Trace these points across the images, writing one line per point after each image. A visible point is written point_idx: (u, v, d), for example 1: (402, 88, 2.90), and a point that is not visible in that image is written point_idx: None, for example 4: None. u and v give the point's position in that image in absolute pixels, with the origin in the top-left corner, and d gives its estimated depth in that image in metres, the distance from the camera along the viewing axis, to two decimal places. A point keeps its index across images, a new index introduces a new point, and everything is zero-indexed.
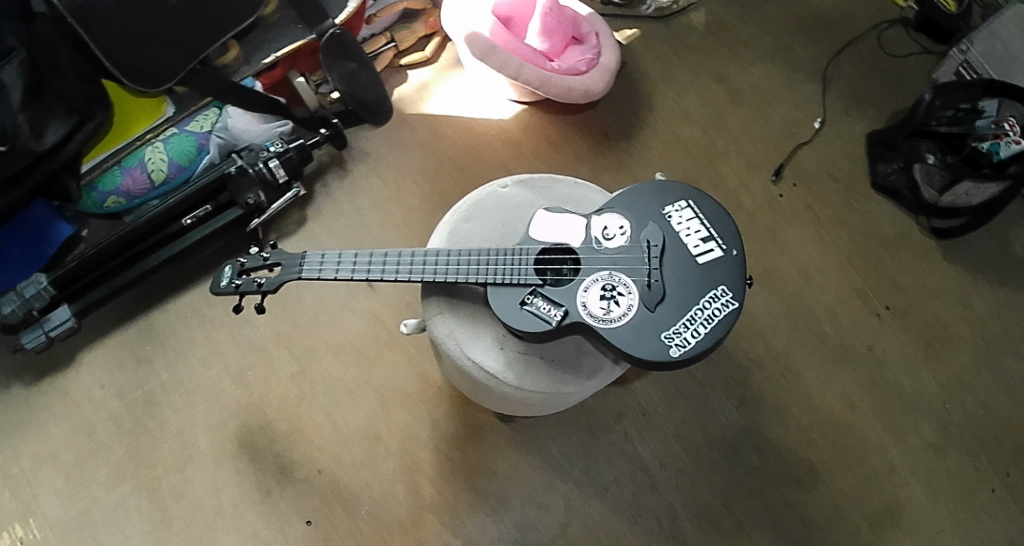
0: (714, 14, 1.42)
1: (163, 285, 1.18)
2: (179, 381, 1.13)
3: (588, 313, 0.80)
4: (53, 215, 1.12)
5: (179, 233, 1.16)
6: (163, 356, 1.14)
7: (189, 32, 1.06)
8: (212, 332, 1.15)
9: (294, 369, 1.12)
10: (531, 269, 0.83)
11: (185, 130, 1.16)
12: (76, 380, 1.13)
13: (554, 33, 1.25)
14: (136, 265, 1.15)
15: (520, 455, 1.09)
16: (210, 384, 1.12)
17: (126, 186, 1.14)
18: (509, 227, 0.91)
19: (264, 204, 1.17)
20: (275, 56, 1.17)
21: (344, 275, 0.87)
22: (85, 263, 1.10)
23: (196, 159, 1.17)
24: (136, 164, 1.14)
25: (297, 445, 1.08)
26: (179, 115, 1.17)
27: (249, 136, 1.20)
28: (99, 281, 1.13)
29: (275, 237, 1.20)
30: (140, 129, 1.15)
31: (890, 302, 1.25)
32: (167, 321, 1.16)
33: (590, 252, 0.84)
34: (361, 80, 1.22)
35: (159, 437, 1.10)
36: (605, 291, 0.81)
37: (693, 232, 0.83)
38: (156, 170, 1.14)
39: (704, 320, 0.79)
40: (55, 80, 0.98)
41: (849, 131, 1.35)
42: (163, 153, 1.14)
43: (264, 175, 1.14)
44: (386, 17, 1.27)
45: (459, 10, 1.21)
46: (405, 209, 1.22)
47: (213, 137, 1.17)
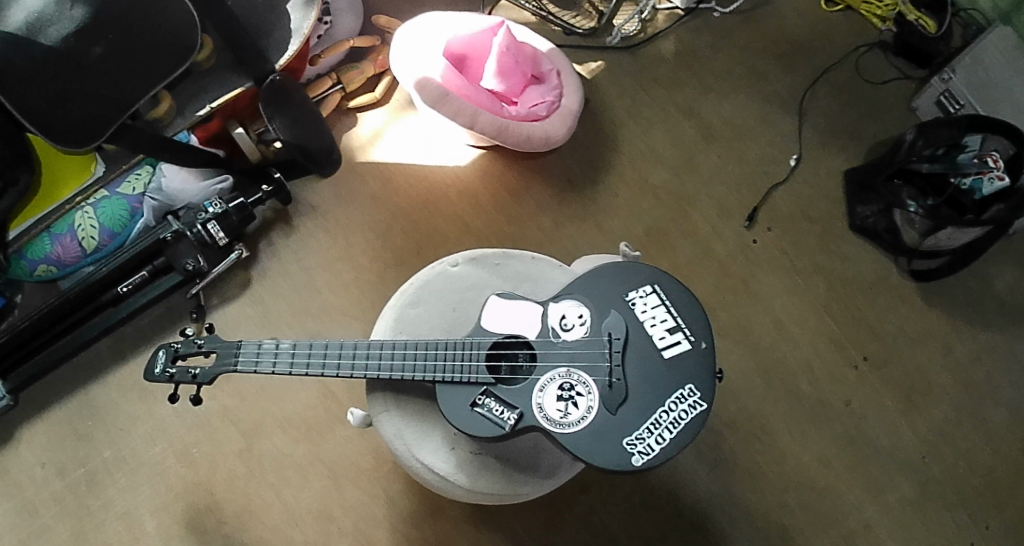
0: (684, 43, 1.35)
1: (103, 354, 1.11)
2: (122, 458, 1.06)
3: (543, 416, 0.76)
4: None
5: (114, 301, 1.08)
6: (105, 432, 1.08)
7: (116, 85, 0.92)
8: (155, 404, 1.08)
9: (242, 445, 1.05)
10: (482, 366, 0.79)
11: (116, 193, 1.10)
12: (13, 459, 1.07)
13: (511, 73, 1.18)
14: (72, 336, 1.07)
15: (483, 531, 1.04)
16: (155, 462, 1.06)
17: (55, 255, 1.08)
18: (460, 311, 0.85)
19: (205, 267, 1.08)
20: (210, 108, 1.08)
21: (282, 370, 0.81)
22: (13, 338, 1.03)
23: (130, 223, 1.10)
24: (66, 231, 1.08)
25: (247, 528, 1.02)
26: (110, 174, 1.11)
27: (186, 196, 1.12)
28: (30, 354, 1.06)
29: (218, 301, 1.13)
30: (68, 191, 1.09)
31: (867, 351, 1.20)
32: (108, 393, 1.10)
33: (547, 346, 0.80)
34: (306, 127, 1.12)
35: (101, 521, 1.04)
36: (562, 391, 0.77)
37: (658, 325, 0.81)
38: (87, 237, 1.08)
39: (669, 424, 0.77)
40: None
41: (824, 167, 1.29)
42: (93, 218, 1.08)
43: (203, 238, 1.07)
44: (332, 57, 1.19)
45: (407, 51, 1.12)
46: (357, 268, 1.15)
47: (147, 199, 1.10)
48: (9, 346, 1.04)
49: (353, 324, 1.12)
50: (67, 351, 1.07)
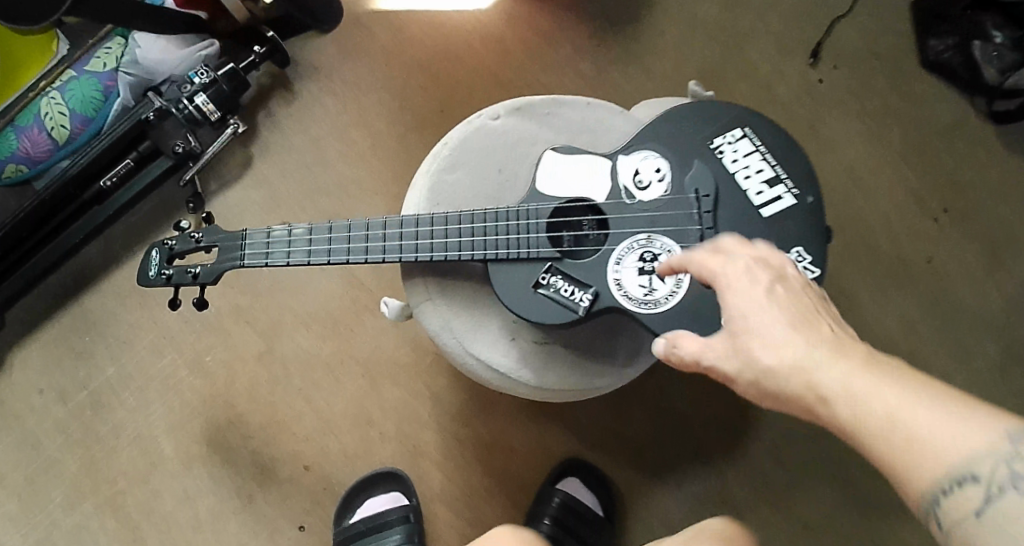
0: None
1: (93, 262, 0.97)
2: (127, 375, 0.95)
3: (623, 295, 0.62)
4: None
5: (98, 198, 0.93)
6: (105, 348, 0.96)
7: None
8: (156, 313, 0.95)
9: (261, 349, 0.93)
10: (543, 238, 0.64)
11: (84, 72, 0.92)
12: (7, 387, 0.95)
13: None
14: (56, 243, 0.93)
15: (540, 427, 0.93)
16: (164, 376, 0.94)
17: (23, 151, 0.91)
18: (506, 174, 0.69)
19: (199, 149, 0.93)
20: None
21: (299, 261, 0.67)
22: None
23: (105, 107, 0.93)
24: (32, 122, 0.91)
25: (278, 440, 0.92)
26: (75, 53, 0.94)
27: (167, 68, 0.94)
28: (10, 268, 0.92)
29: (215, 186, 0.96)
30: (36, 72, 0.92)
31: (948, 203, 1.04)
32: (102, 305, 0.96)
33: (619, 209, 0.65)
34: None
35: (115, 445, 0.94)
36: (645, 262, 0.63)
37: (753, 178, 0.66)
38: (58, 127, 0.91)
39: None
40: None
41: None
42: (62, 103, 0.91)
43: (191, 115, 0.91)
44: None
45: None
46: (370, 136, 0.97)
47: (122, 75, 0.93)
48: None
49: (372, 201, 0.96)
50: (53, 259, 0.93)
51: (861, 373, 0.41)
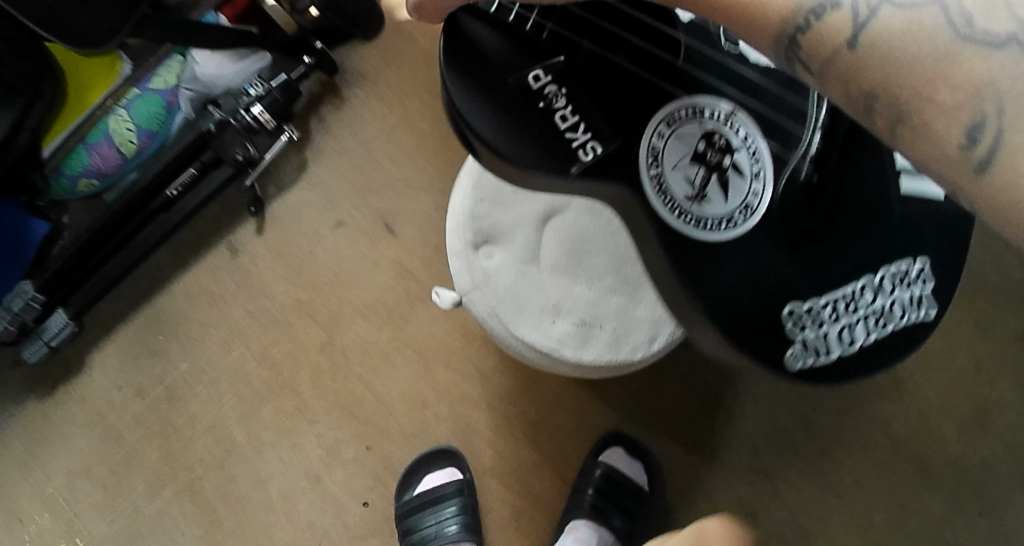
0: None
1: (163, 266, 1.06)
2: (198, 369, 1.03)
3: (668, 175, 0.55)
4: (24, 213, 0.98)
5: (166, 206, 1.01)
6: (177, 345, 1.04)
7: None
8: (225, 311, 1.03)
9: (322, 339, 1.01)
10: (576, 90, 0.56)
11: (148, 90, 1.00)
12: (89, 385, 1.05)
13: None
14: (129, 248, 1.02)
15: (583, 403, 0.99)
16: (235, 367, 1.02)
17: (94, 165, 0.99)
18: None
19: (257, 156, 1.01)
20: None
21: None
22: (65, 260, 0.99)
23: (168, 121, 1.02)
24: (101, 139, 0.99)
25: (341, 423, 0.98)
26: (138, 71, 1.00)
27: (224, 82, 1.03)
28: (89, 274, 1.02)
29: (275, 191, 1.05)
30: (97, 96, 0.99)
31: None
32: (174, 306, 1.05)
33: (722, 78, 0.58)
34: None
35: (190, 434, 1.01)
36: (715, 142, 0.56)
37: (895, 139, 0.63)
38: (126, 142, 0.99)
39: (868, 308, 0.56)
40: None
41: None
42: (128, 120, 0.99)
43: (249, 124, 0.98)
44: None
45: None
46: (416, 136, 1.05)
47: (182, 90, 1.01)
48: (67, 264, 1.00)
49: (418, 196, 1.03)
50: (127, 264, 1.02)
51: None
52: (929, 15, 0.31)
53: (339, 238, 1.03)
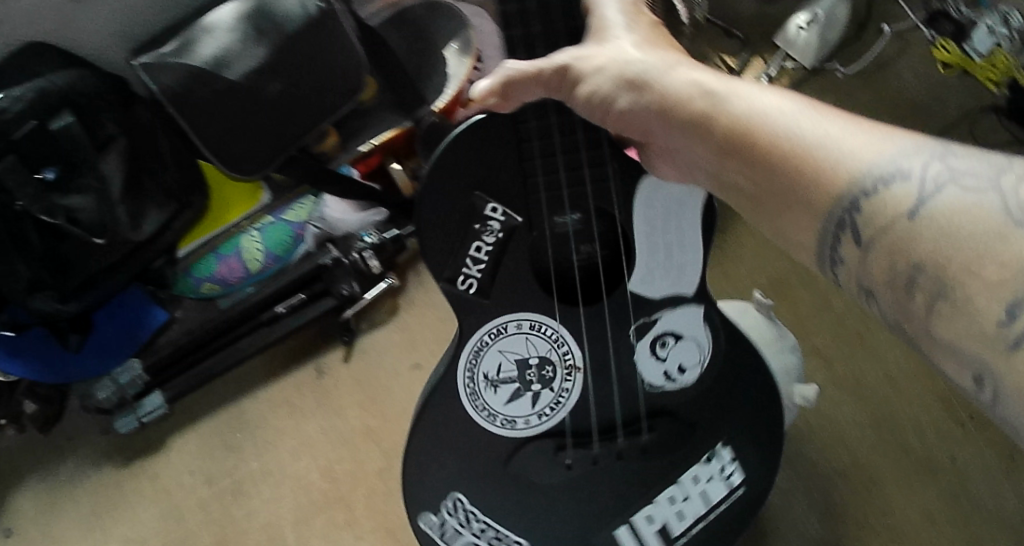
0: None
1: (255, 373, 1.23)
2: (266, 470, 1.17)
3: (502, 355, 0.84)
4: (147, 301, 1.23)
5: (272, 320, 1.19)
6: (252, 444, 1.19)
7: (278, 120, 1.17)
8: (302, 423, 1.20)
9: (383, 464, 1.15)
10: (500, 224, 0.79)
11: (280, 220, 1.23)
12: (166, 465, 1.21)
13: None
14: (233, 350, 1.19)
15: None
16: (299, 474, 1.16)
17: (221, 274, 1.22)
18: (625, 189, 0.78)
19: (358, 293, 1.20)
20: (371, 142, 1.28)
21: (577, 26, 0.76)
22: (178, 348, 1.19)
23: (291, 249, 1.23)
24: (232, 253, 1.23)
25: (382, 544, 1.10)
26: (275, 202, 1.24)
27: (344, 226, 1.24)
28: (193, 364, 1.20)
29: (364, 326, 1.24)
30: (235, 217, 1.23)
31: (972, 413, 1.20)
32: (257, 409, 1.22)
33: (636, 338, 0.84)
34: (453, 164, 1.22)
35: (245, 527, 1.14)
36: (522, 370, 0.84)
37: (669, 502, 0.89)
38: (252, 259, 1.22)
39: (461, 518, 0.88)
40: (156, 170, 1.16)
41: None
42: (258, 242, 1.22)
43: (358, 265, 1.18)
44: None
45: None
46: None
47: (310, 226, 1.22)
48: (178, 352, 1.19)
49: None
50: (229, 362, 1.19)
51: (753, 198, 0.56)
52: (961, 202, 0.40)
53: (411, 377, 1.20)
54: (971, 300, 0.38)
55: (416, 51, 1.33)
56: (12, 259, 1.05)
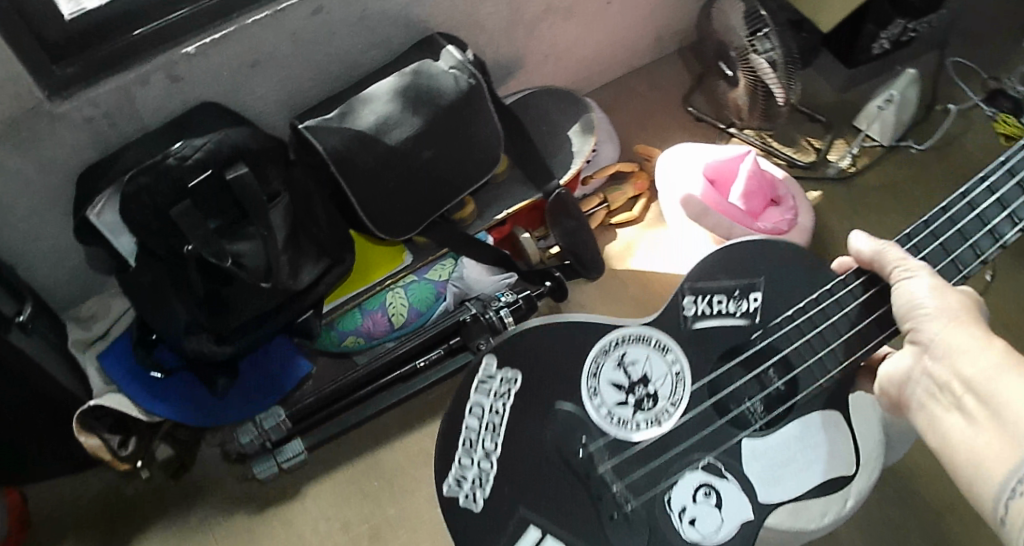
0: (884, 176, 1.60)
1: (392, 424, 1.32)
2: (405, 516, 1.24)
3: (651, 364, 0.91)
4: (293, 351, 1.28)
5: (412, 373, 1.24)
6: (390, 491, 1.26)
7: (425, 189, 1.22)
8: (439, 471, 1.28)
9: None
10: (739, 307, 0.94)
11: (424, 278, 1.32)
12: (300, 512, 1.24)
13: (756, 195, 1.33)
14: (377, 400, 1.23)
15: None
16: (439, 521, 1.23)
17: (366, 327, 1.28)
18: (835, 390, 0.92)
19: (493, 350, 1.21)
20: (505, 212, 1.37)
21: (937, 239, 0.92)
22: (323, 397, 1.20)
23: (433, 305, 1.31)
24: (377, 307, 1.29)
25: None
26: (417, 263, 1.33)
27: (480, 287, 1.32)
28: (338, 413, 1.21)
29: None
30: (380, 275, 1.31)
31: None
32: (393, 458, 1.29)
33: (716, 443, 0.88)
34: (580, 239, 1.37)
35: None
36: (632, 398, 0.89)
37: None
38: (397, 313, 1.29)
39: (492, 399, 0.87)
40: (312, 227, 1.19)
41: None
42: (404, 298, 1.30)
43: (494, 323, 1.20)
44: (600, 177, 1.49)
45: (672, 176, 1.38)
46: None
47: (451, 284, 1.32)
48: (321, 402, 1.20)
49: None
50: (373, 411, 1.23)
51: (970, 419, 0.68)
52: None
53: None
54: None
55: (542, 131, 1.44)
56: (172, 299, 1.08)
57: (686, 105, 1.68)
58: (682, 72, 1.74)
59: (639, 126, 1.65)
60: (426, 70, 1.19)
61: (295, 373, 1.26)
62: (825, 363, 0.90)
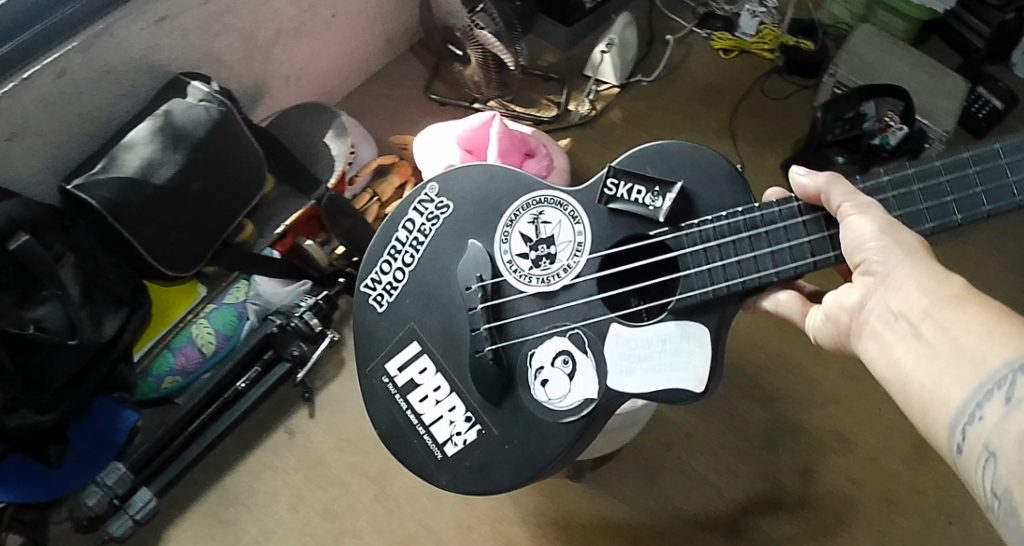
0: (626, 109, 1.77)
1: (229, 450, 1.36)
2: (269, 530, 1.30)
3: (556, 229, 0.90)
4: (115, 404, 1.25)
5: (235, 395, 1.29)
6: (247, 514, 1.31)
7: (203, 219, 1.20)
8: (289, 478, 1.34)
9: (375, 490, 1.33)
10: (647, 199, 0.86)
11: (223, 304, 1.37)
12: None
13: (511, 152, 1.33)
14: (208, 430, 1.26)
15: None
16: (300, 526, 1.30)
17: (179, 364, 1.31)
18: (718, 302, 0.84)
19: (307, 352, 1.33)
20: (284, 225, 1.37)
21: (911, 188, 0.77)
22: (157, 442, 1.23)
23: (238, 326, 1.36)
24: (185, 343, 1.32)
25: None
26: (212, 293, 1.38)
27: (278, 299, 1.40)
28: (175, 454, 1.24)
29: (320, 384, 1.43)
30: (178, 314, 1.32)
31: None
32: (243, 480, 1.34)
33: (587, 315, 0.88)
34: (360, 232, 1.36)
35: None
36: (535, 254, 0.90)
37: (429, 384, 0.93)
38: (206, 343, 1.32)
39: (427, 219, 0.96)
40: (109, 280, 1.14)
41: (766, 165, 1.70)
42: (208, 327, 1.33)
43: (302, 328, 1.30)
44: (366, 174, 1.55)
45: (430, 156, 1.43)
46: None
47: (249, 304, 1.38)
48: (155, 447, 1.23)
49: None
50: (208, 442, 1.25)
51: (918, 337, 0.66)
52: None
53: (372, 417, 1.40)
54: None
55: (298, 146, 1.48)
56: None
57: (428, 92, 1.74)
58: (417, 63, 1.79)
59: (397, 119, 1.71)
60: (177, 107, 1.19)
61: (121, 427, 1.24)
62: (716, 275, 0.83)
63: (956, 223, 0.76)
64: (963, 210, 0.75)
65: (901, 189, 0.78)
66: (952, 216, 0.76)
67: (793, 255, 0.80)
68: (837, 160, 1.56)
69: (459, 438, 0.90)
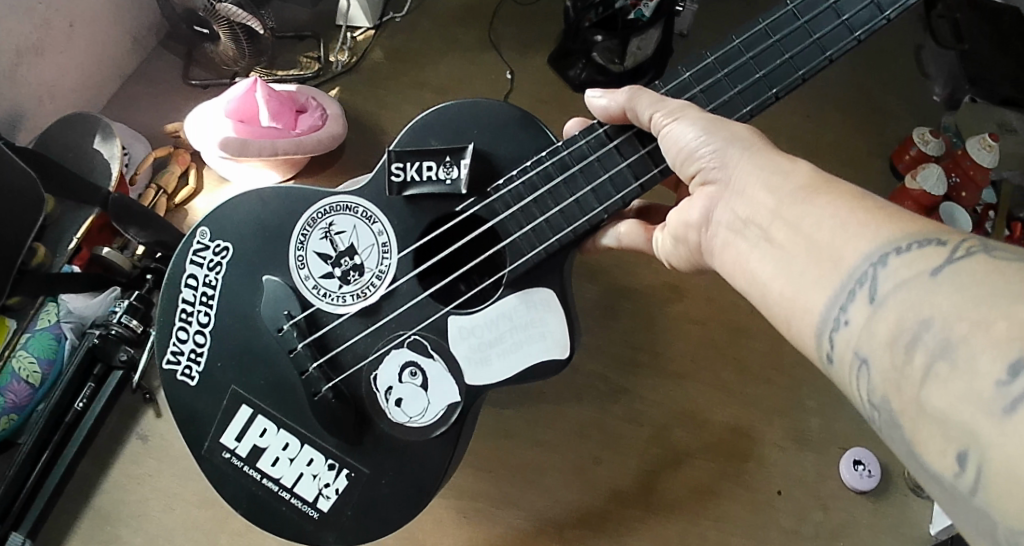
0: (389, 45, 1.39)
1: (88, 473, 1.08)
2: (154, 535, 1.05)
3: (351, 233, 0.73)
4: None
5: (78, 417, 1.07)
6: (128, 527, 1.05)
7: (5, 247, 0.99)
8: (156, 481, 1.08)
9: None
10: (461, 176, 0.72)
11: (37, 330, 1.07)
12: None
13: (283, 112, 1.17)
14: (59, 462, 1.04)
15: (516, 492, 1.06)
16: (183, 524, 1.06)
17: (11, 403, 1.02)
18: (560, 257, 0.74)
19: (137, 356, 1.11)
20: (77, 238, 1.14)
21: (725, 69, 0.72)
22: (9, 486, 0.99)
23: (62, 349, 1.08)
24: (9, 379, 1.03)
25: None
26: (24, 322, 1.09)
27: (94, 312, 1.13)
28: (34, 493, 1.02)
29: (158, 382, 1.14)
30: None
31: None
32: (112, 497, 1.07)
33: (421, 318, 0.73)
34: (153, 225, 1.12)
35: None
36: (335, 269, 0.72)
37: (275, 444, 0.72)
38: (31, 373, 1.04)
39: (210, 270, 0.73)
40: None
41: (533, 67, 1.38)
42: (28, 355, 1.05)
43: (125, 332, 1.08)
44: (145, 172, 1.24)
45: (198, 125, 1.17)
46: None
47: (65, 324, 1.10)
48: (7, 495, 0.99)
49: None
50: (66, 466, 1.04)
51: (771, 242, 0.60)
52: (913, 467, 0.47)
53: None
54: (975, 358, 0.42)
55: (69, 161, 1.16)
56: None
57: (188, 79, 1.35)
58: (167, 54, 1.39)
59: (163, 108, 1.34)
60: None
61: None
62: (543, 232, 0.72)
63: (773, 98, 0.71)
64: (775, 82, 0.71)
65: (707, 81, 0.72)
66: (766, 92, 0.71)
67: (616, 186, 0.72)
68: (596, 42, 1.26)
69: (329, 490, 0.71)
